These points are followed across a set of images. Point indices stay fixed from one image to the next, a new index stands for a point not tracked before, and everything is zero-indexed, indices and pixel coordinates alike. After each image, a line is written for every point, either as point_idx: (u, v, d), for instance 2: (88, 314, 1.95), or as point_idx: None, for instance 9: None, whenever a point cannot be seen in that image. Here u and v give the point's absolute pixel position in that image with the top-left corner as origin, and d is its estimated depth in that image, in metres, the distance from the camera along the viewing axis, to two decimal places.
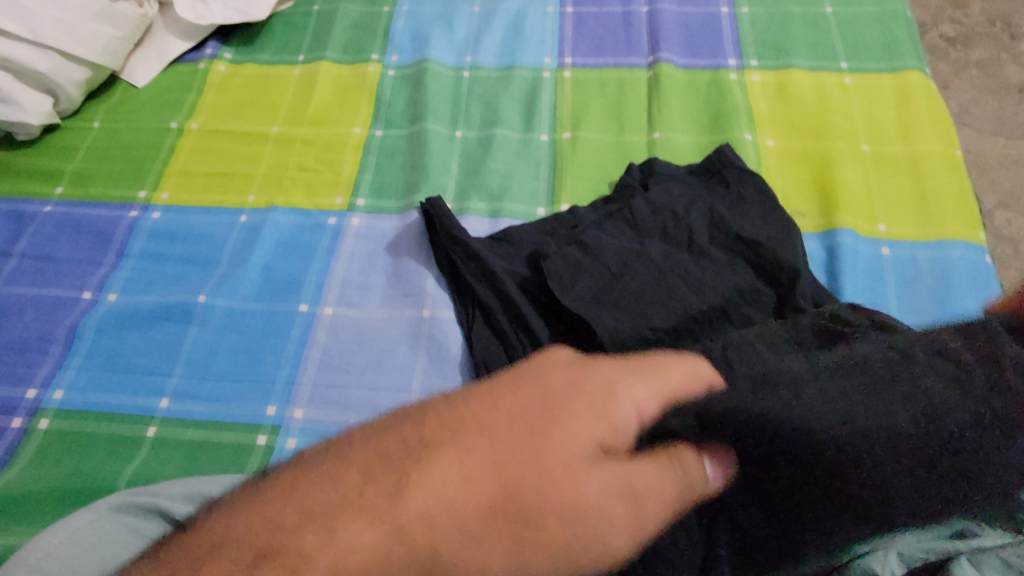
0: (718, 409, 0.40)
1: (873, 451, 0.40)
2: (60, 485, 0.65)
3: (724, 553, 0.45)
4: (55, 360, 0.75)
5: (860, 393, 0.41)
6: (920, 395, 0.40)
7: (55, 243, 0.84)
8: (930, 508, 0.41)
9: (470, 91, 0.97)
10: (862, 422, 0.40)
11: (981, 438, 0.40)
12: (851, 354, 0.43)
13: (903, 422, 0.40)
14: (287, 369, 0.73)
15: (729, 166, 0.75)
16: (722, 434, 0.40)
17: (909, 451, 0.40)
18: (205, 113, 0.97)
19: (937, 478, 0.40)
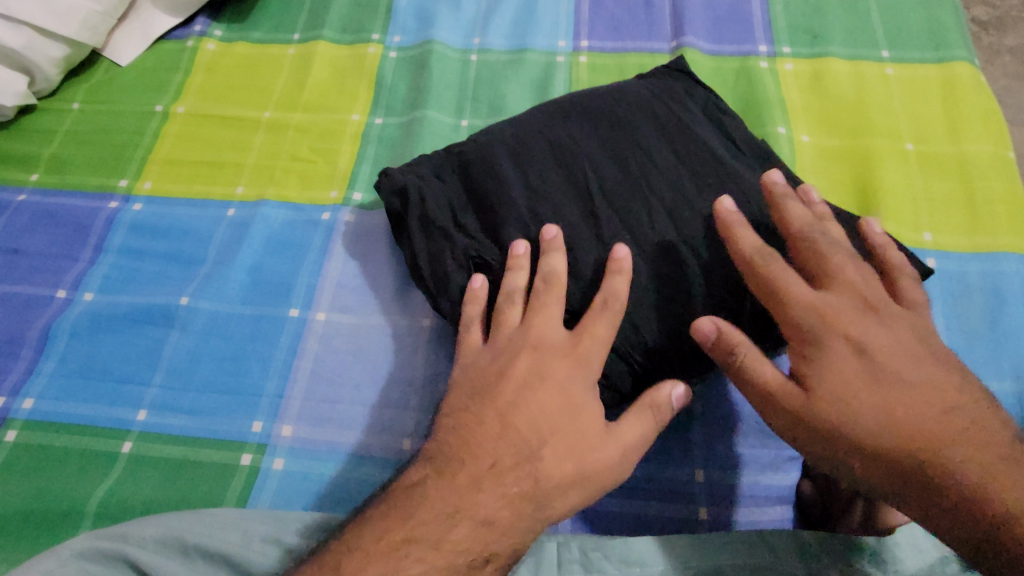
0: (465, 161, 0.67)
1: (525, 156, 0.66)
2: (28, 505, 0.60)
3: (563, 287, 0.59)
4: (25, 365, 0.69)
5: (516, 144, 0.67)
6: (554, 131, 0.67)
7: (28, 236, 0.78)
8: (562, 190, 0.63)
9: (477, 76, 0.89)
10: (515, 149, 0.66)
11: (579, 125, 0.67)
12: (539, 118, 0.69)
13: (538, 142, 0.66)
14: (275, 382, 0.67)
15: (702, 99, 0.71)
16: (467, 168, 0.67)
17: (542, 156, 0.65)
18: (192, 96, 0.90)
19: (568, 172, 0.64)
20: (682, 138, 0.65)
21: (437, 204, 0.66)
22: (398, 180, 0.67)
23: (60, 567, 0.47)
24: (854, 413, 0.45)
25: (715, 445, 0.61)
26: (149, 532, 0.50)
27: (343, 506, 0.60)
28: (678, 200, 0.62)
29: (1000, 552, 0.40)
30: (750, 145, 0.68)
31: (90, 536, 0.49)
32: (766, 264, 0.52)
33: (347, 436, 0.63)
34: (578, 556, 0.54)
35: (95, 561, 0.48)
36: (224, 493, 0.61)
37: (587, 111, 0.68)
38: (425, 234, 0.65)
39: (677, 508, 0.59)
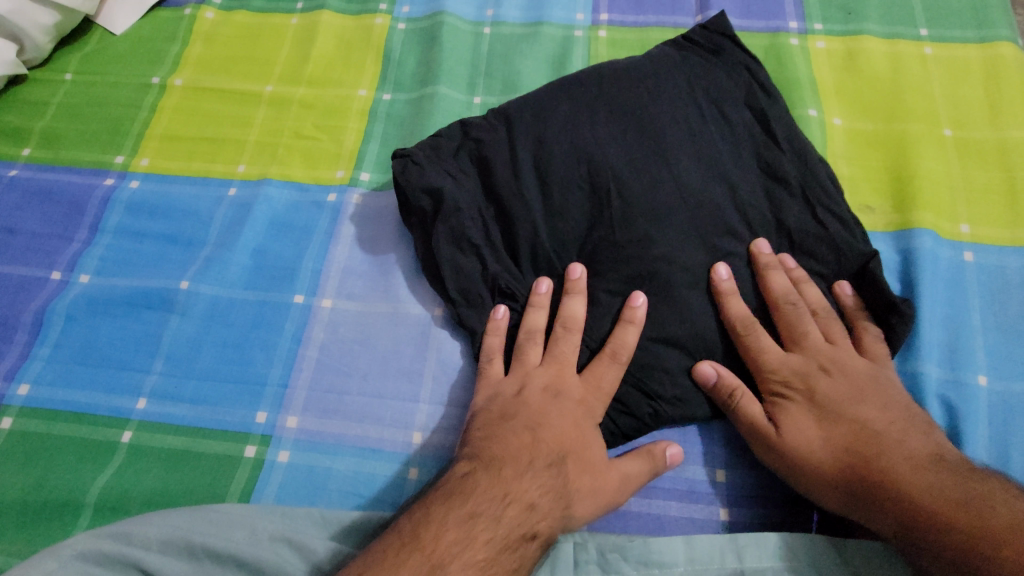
0: (482, 152, 0.65)
1: (542, 150, 0.64)
2: (24, 496, 0.58)
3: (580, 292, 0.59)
4: (19, 350, 0.66)
5: (534, 136, 0.65)
6: (575, 123, 0.65)
7: (21, 214, 0.75)
8: (578, 191, 0.62)
9: (491, 50, 0.85)
10: (532, 142, 0.64)
11: (600, 117, 0.65)
12: (559, 104, 0.66)
13: (559, 135, 0.64)
14: (279, 371, 0.64)
15: (741, 83, 0.67)
16: (486, 161, 0.65)
17: (559, 150, 0.64)
18: (190, 68, 0.86)
19: (586, 169, 0.63)
20: (707, 138, 0.64)
21: (462, 207, 0.63)
22: (419, 178, 0.63)
23: (59, 568, 0.45)
24: (804, 444, 0.52)
25: (736, 444, 0.59)
26: (152, 532, 0.48)
27: (351, 500, 0.57)
28: (698, 206, 0.61)
29: (922, 549, 0.45)
30: (784, 138, 0.65)
31: (92, 536, 0.48)
32: (751, 330, 0.57)
33: (355, 429, 0.61)
34: (595, 556, 0.52)
35: (98, 562, 0.47)
36: (227, 485, 0.59)
37: (615, 105, 0.65)
38: (448, 241, 0.62)
39: (698, 509, 0.56)
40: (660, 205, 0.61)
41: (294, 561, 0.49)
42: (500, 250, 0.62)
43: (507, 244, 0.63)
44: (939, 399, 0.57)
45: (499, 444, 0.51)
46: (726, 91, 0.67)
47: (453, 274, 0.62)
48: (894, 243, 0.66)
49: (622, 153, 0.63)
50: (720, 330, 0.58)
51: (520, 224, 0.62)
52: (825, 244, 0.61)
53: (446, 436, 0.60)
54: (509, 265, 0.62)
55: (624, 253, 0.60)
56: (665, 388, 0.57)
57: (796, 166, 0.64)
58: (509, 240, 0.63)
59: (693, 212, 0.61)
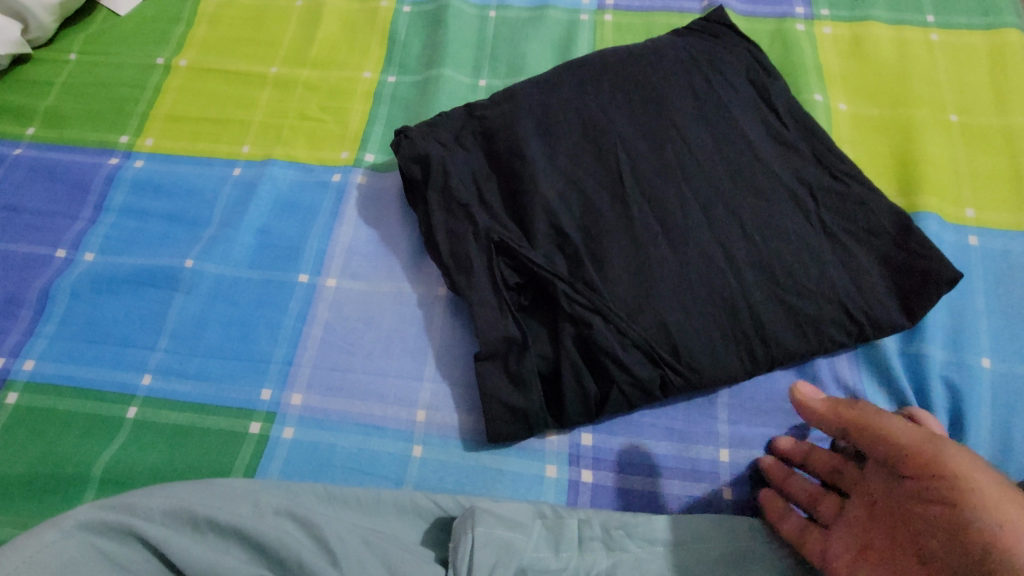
0: (487, 126, 0.65)
1: (547, 123, 0.64)
2: (30, 469, 0.58)
3: (585, 259, 0.58)
4: (24, 326, 0.66)
5: (539, 111, 0.65)
6: (579, 99, 0.65)
7: (26, 192, 0.75)
8: (583, 163, 0.62)
9: (496, 33, 0.84)
10: (536, 115, 0.64)
11: (606, 93, 0.65)
12: (563, 80, 0.66)
13: (562, 109, 0.64)
14: (284, 349, 0.64)
15: (744, 63, 0.68)
16: (490, 135, 0.65)
17: (563, 125, 0.64)
18: (194, 49, 0.86)
19: (591, 143, 0.63)
20: (713, 112, 0.64)
21: (457, 174, 0.63)
22: (419, 146, 0.64)
23: (63, 539, 0.45)
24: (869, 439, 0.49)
25: (740, 425, 0.59)
26: (155, 503, 0.48)
27: (355, 476, 0.58)
28: (705, 179, 0.61)
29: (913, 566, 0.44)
30: (788, 116, 0.65)
31: (94, 507, 0.47)
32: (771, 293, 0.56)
33: (358, 405, 0.61)
34: (599, 533, 0.52)
35: (100, 533, 0.46)
36: (232, 460, 0.59)
37: (620, 80, 0.65)
38: (443, 207, 0.62)
39: (699, 488, 0.57)
40: (667, 179, 0.61)
41: (299, 535, 0.48)
42: (504, 217, 0.61)
43: (512, 211, 0.62)
44: (942, 381, 0.58)
45: None
46: (731, 72, 0.66)
47: (452, 243, 0.61)
48: None
49: (628, 128, 0.63)
50: (733, 299, 0.56)
51: (525, 191, 0.61)
52: (837, 214, 0.60)
53: (450, 415, 0.60)
54: (517, 237, 0.60)
55: (632, 221, 0.59)
56: (679, 355, 0.55)
57: (803, 144, 0.63)
58: (514, 208, 0.62)
59: (702, 187, 0.60)
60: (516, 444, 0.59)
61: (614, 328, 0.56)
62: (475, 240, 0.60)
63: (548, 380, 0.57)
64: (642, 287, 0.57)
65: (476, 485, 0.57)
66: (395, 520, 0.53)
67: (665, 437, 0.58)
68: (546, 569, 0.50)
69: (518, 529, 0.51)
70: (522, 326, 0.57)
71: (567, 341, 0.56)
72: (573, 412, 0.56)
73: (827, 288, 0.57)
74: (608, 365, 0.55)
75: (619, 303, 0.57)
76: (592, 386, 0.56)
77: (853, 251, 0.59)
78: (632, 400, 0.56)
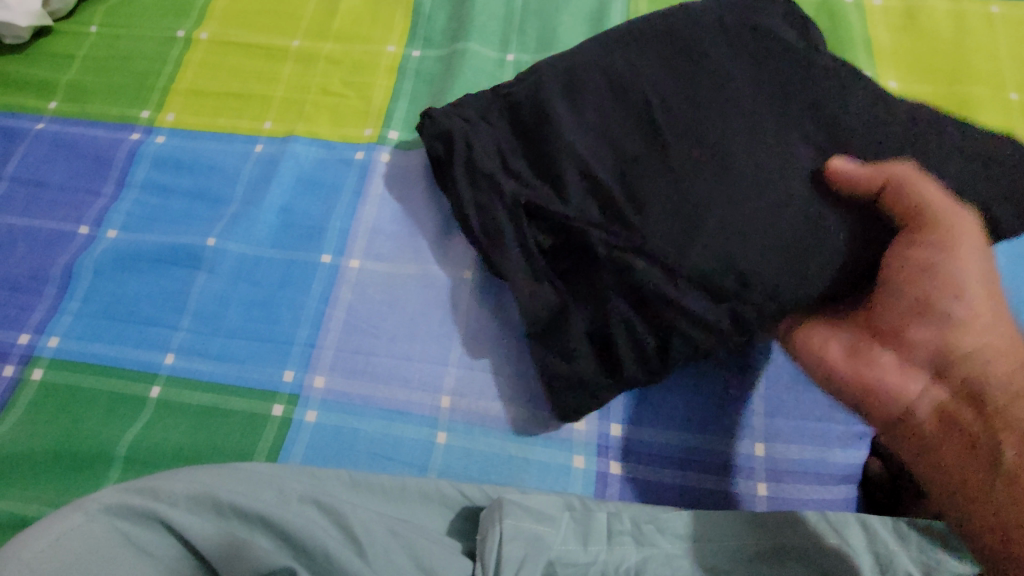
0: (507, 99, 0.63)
1: (569, 81, 0.61)
2: (56, 447, 0.58)
3: (624, 207, 0.55)
4: (49, 302, 0.66)
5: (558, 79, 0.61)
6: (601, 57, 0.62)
7: (49, 167, 0.74)
8: (612, 117, 0.59)
9: (525, 5, 0.81)
10: (555, 78, 0.61)
11: (631, 48, 0.61)
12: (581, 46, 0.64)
13: (586, 67, 0.61)
14: (307, 330, 0.63)
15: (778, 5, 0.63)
16: (512, 105, 0.62)
17: (587, 82, 0.60)
18: (215, 21, 0.84)
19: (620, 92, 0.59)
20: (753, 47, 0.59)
21: (481, 145, 0.61)
22: (442, 124, 0.63)
23: (87, 522, 0.45)
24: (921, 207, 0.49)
25: (777, 419, 0.56)
26: (178, 487, 0.47)
27: (379, 462, 0.57)
28: (752, 112, 0.56)
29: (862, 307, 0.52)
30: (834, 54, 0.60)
31: (119, 490, 0.47)
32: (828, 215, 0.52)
33: (382, 389, 0.60)
34: (629, 527, 0.50)
35: (125, 517, 0.46)
36: (256, 442, 0.58)
37: (648, 35, 0.62)
38: (470, 182, 0.60)
39: (733, 482, 0.55)
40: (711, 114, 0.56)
41: (323, 523, 0.47)
42: (533, 179, 0.59)
43: (543, 171, 0.58)
44: None
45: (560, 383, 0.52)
46: (773, 22, 0.62)
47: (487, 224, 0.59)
48: None
49: (659, 71, 0.59)
50: (795, 231, 0.51)
51: (552, 144, 0.58)
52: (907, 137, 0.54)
53: (476, 401, 0.59)
54: (547, 196, 0.57)
55: (673, 160, 0.55)
56: (742, 287, 0.51)
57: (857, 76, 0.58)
58: (541, 167, 0.59)
59: (749, 122, 0.55)
60: (543, 433, 0.57)
61: (664, 268, 0.52)
62: (508, 210, 0.58)
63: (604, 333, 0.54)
64: (687, 222, 0.53)
65: (502, 474, 0.56)
66: (419, 509, 0.52)
67: (698, 429, 0.56)
68: (575, 562, 0.48)
69: (546, 521, 0.49)
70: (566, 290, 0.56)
71: (612, 292, 0.54)
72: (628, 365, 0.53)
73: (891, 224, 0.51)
74: (665, 311, 0.52)
75: (664, 243, 0.53)
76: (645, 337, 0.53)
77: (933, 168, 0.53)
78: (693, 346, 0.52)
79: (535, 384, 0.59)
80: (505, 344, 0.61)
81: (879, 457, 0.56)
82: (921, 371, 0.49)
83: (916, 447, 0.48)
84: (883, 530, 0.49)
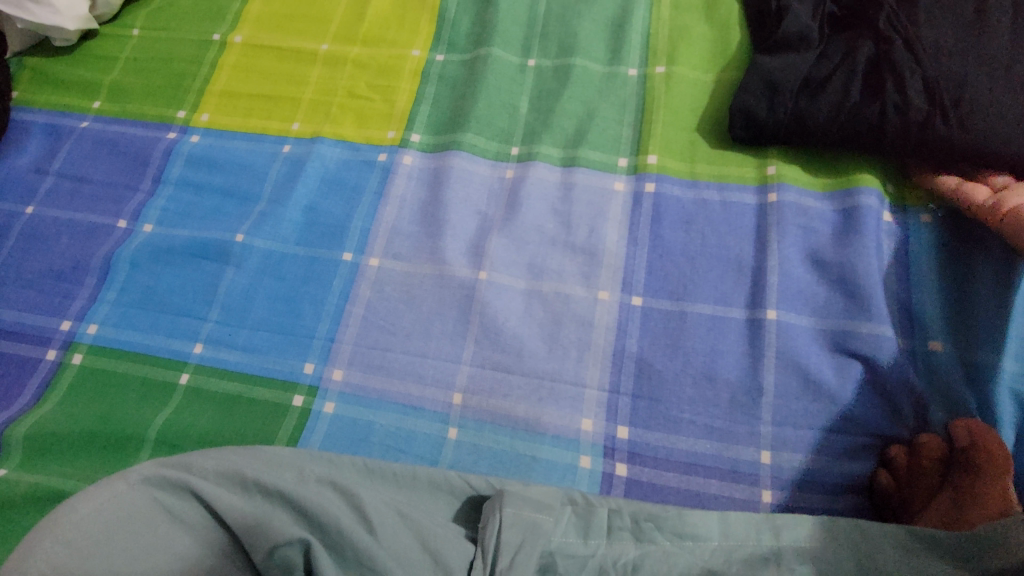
0: (650, 113, 0.73)
1: (755, 98, 0.67)
2: (92, 428, 0.62)
3: (850, 120, 0.63)
4: (89, 292, 0.70)
5: (754, 92, 0.67)
6: (762, 67, 0.68)
7: (91, 163, 0.78)
8: (828, 108, 0.64)
9: (547, 11, 0.82)
10: (742, 98, 0.67)
11: (782, 64, 0.68)
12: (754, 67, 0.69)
13: (756, 82, 0.67)
14: (327, 325, 0.66)
15: (868, 10, 0.68)
16: (676, 131, 0.71)
17: (772, 87, 0.66)
18: (249, 25, 0.87)
19: (797, 92, 0.66)
20: (892, 53, 0.64)
21: (587, 78, 0.76)
22: (566, 82, 0.76)
23: (129, 491, 0.48)
24: (1003, 56, 0.62)
25: (784, 428, 0.57)
26: (209, 464, 0.50)
27: (392, 454, 0.59)
28: (932, 81, 0.62)
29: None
30: (935, 23, 0.66)
31: (157, 463, 0.50)
32: (992, 115, 0.60)
33: (398, 384, 0.62)
34: (629, 524, 0.51)
35: (161, 487, 0.48)
36: (276, 430, 0.61)
37: (787, 50, 0.69)
38: (590, 80, 0.76)
39: (739, 489, 0.55)
40: (896, 87, 0.62)
41: (339, 503, 0.49)
42: (634, 91, 0.75)
43: (643, 87, 0.75)
44: (1008, 394, 0.54)
45: (651, 283, 0.63)
46: (869, 30, 0.67)
47: (603, 92, 0.75)
48: None
49: (818, 74, 0.66)
50: (991, 74, 0.62)
51: (776, 124, 0.66)
52: (1007, 83, 0.61)
53: (487, 399, 0.60)
54: (763, 109, 0.66)
55: (894, 113, 0.62)
56: (960, 101, 0.61)
57: (956, 52, 0.64)
58: (761, 135, 0.67)
59: (921, 84, 0.62)
60: (552, 432, 0.58)
61: (923, 90, 0.62)
62: (758, 139, 0.67)
63: (848, 106, 0.63)
64: (901, 69, 0.63)
65: (511, 471, 0.57)
66: (429, 497, 0.54)
67: (703, 433, 0.57)
68: (574, 554, 0.49)
69: (547, 511, 0.50)
70: (833, 70, 0.66)
71: (862, 143, 0.64)
72: (890, 91, 0.62)
73: (996, 46, 0.63)
74: (934, 119, 0.61)
75: (901, 64, 0.63)
76: (915, 109, 0.61)
77: (981, 22, 0.65)
78: (946, 133, 0.60)
79: (545, 384, 0.60)
80: (517, 344, 0.62)
81: (885, 468, 0.55)
82: None
83: None
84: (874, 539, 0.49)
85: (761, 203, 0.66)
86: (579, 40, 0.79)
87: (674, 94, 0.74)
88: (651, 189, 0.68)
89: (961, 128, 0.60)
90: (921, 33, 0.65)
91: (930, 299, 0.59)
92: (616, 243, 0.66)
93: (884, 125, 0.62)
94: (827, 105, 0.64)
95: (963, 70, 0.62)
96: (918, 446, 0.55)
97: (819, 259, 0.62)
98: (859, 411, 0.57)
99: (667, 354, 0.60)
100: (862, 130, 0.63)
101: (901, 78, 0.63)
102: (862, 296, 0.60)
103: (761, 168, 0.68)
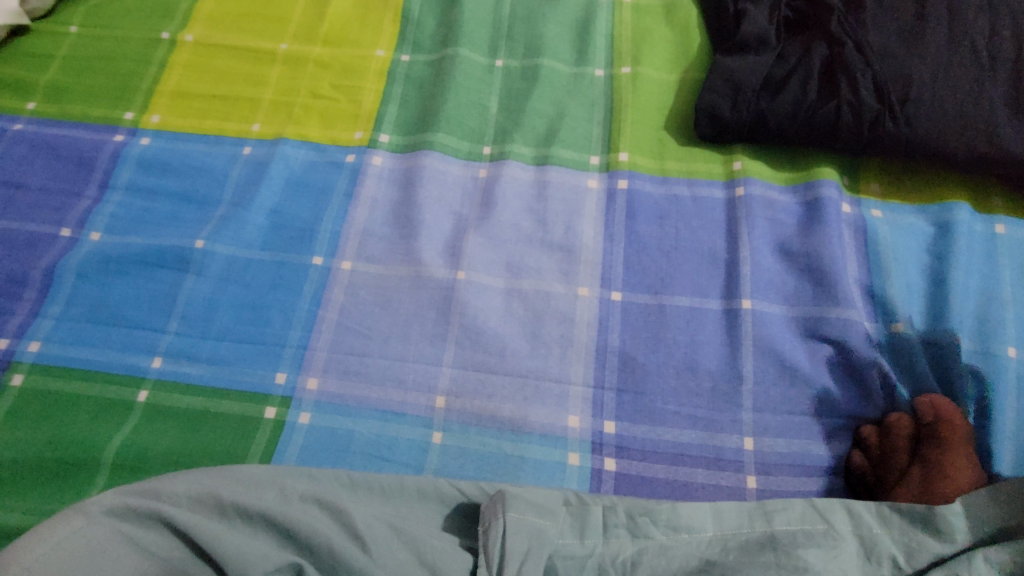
0: (618, 112, 0.74)
1: (719, 97, 0.69)
2: (39, 454, 0.56)
3: (808, 117, 0.66)
4: (29, 306, 0.64)
5: (718, 91, 0.69)
6: (723, 67, 0.70)
7: (28, 168, 0.72)
8: (788, 105, 0.66)
9: (512, 13, 0.82)
10: (707, 98, 0.69)
11: (742, 64, 0.70)
12: (716, 67, 0.71)
13: (719, 82, 0.70)
14: (299, 331, 0.63)
15: (818, 13, 0.72)
16: (644, 130, 0.73)
17: (734, 86, 0.69)
18: (200, 24, 0.83)
19: (758, 91, 0.68)
20: (842, 53, 0.68)
21: (555, 78, 0.77)
22: (535, 82, 0.76)
23: (88, 525, 0.43)
24: (940, 57, 0.67)
25: (764, 414, 0.58)
26: (180, 488, 0.46)
27: (374, 462, 0.56)
28: (880, 81, 0.66)
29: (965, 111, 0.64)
30: (878, 27, 0.70)
31: (119, 491, 0.46)
32: (933, 114, 0.64)
33: (377, 390, 0.60)
34: (625, 520, 0.49)
35: (127, 519, 0.44)
36: (248, 445, 0.57)
37: (746, 51, 0.71)
38: (559, 80, 0.77)
39: (726, 476, 0.56)
40: (848, 85, 0.66)
41: (327, 520, 0.46)
42: (601, 91, 0.76)
43: (609, 87, 0.76)
44: (967, 370, 0.58)
45: (630, 278, 0.64)
46: (819, 32, 0.71)
47: (571, 92, 0.76)
48: (929, 217, 0.66)
49: (777, 74, 0.69)
50: (931, 74, 0.66)
51: (740, 122, 0.68)
52: (945, 83, 0.66)
53: (471, 401, 0.59)
54: (728, 108, 0.68)
55: (848, 111, 0.65)
56: (905, 100, 0.65)
57: (899, 53, 0.68)
58: (726, 133, 0.69)
59: (871, 84, 0.66)
60: (539, 431, 0.58)
61: (873, 89, 0.65)
62: (723, 137, 0.69)
63: (806, 103, 0.66)
64: (852, 69, 0.67)
65: (500, 472, 0.56)
66: (418, 507, 0.52)
67: (687, 423, 0.58)
68: (572, 555, 0.48)
69: (548, 516, 0.49)
70: (790, 70, 0.69)
71: (820, 139, 0.67)
72: (843, 90, 0.66)
73: (933, 47, 0.68)
74: (884, 115, 0.64)
75: (851, 64, 0.67)
76: (867, 108, 0.65)
77: (918, 25, 0.70)
78: (894, 131, 0.64)
79: (529, 383, 0.60)
80: (499, 343, 0.61)
81: (859, 448, 0.57)
82: (975, 97, 0.65)
83: (989, 119, 0.64)
84: (864, 520, 0.50)
85: (729, 197, 0.68)
86: (546, 42, 0.79)
87: (641, 94, 0.75)
88: (624, 186, 0.69)
89: (907, 125, 0.64)
90: (867, 36, 0.69)
91: (891, 284, 0.62)
92: (593, 240, 0.66)
93: (840, 122, 0.65)
94: (787, 102, 0.67)
95: (907, 70, 0.66)
96: (889, 425, 0.57)
97: (786, 250, 0.65)
98: (832, 395, 0.59)
99: (649, 347, 0.61)
100: (819, 127, 0.66)
101: (853, 78, 0.66)
102: (828, 284, 0.62)
103: (727, 165, 0.70)
